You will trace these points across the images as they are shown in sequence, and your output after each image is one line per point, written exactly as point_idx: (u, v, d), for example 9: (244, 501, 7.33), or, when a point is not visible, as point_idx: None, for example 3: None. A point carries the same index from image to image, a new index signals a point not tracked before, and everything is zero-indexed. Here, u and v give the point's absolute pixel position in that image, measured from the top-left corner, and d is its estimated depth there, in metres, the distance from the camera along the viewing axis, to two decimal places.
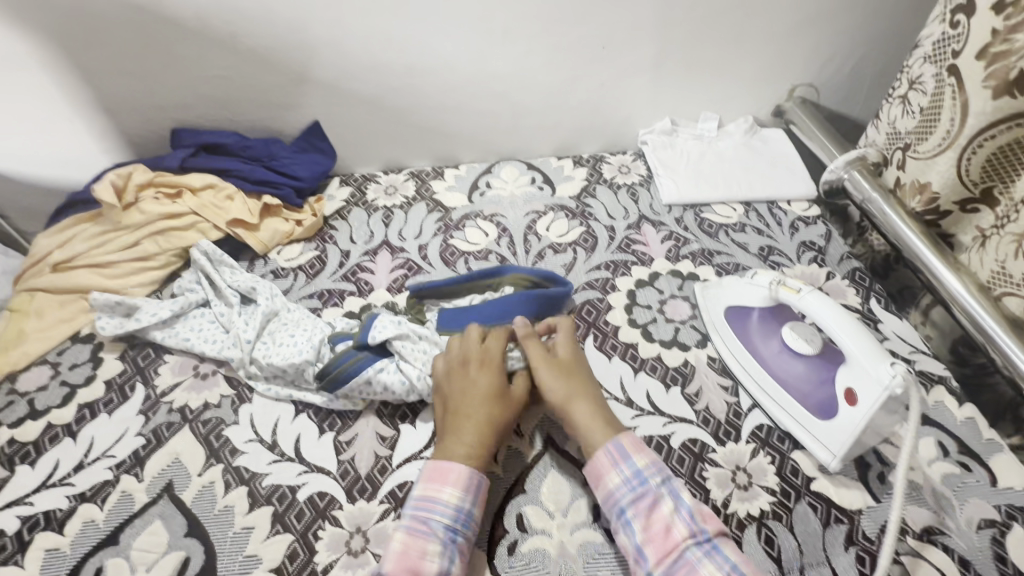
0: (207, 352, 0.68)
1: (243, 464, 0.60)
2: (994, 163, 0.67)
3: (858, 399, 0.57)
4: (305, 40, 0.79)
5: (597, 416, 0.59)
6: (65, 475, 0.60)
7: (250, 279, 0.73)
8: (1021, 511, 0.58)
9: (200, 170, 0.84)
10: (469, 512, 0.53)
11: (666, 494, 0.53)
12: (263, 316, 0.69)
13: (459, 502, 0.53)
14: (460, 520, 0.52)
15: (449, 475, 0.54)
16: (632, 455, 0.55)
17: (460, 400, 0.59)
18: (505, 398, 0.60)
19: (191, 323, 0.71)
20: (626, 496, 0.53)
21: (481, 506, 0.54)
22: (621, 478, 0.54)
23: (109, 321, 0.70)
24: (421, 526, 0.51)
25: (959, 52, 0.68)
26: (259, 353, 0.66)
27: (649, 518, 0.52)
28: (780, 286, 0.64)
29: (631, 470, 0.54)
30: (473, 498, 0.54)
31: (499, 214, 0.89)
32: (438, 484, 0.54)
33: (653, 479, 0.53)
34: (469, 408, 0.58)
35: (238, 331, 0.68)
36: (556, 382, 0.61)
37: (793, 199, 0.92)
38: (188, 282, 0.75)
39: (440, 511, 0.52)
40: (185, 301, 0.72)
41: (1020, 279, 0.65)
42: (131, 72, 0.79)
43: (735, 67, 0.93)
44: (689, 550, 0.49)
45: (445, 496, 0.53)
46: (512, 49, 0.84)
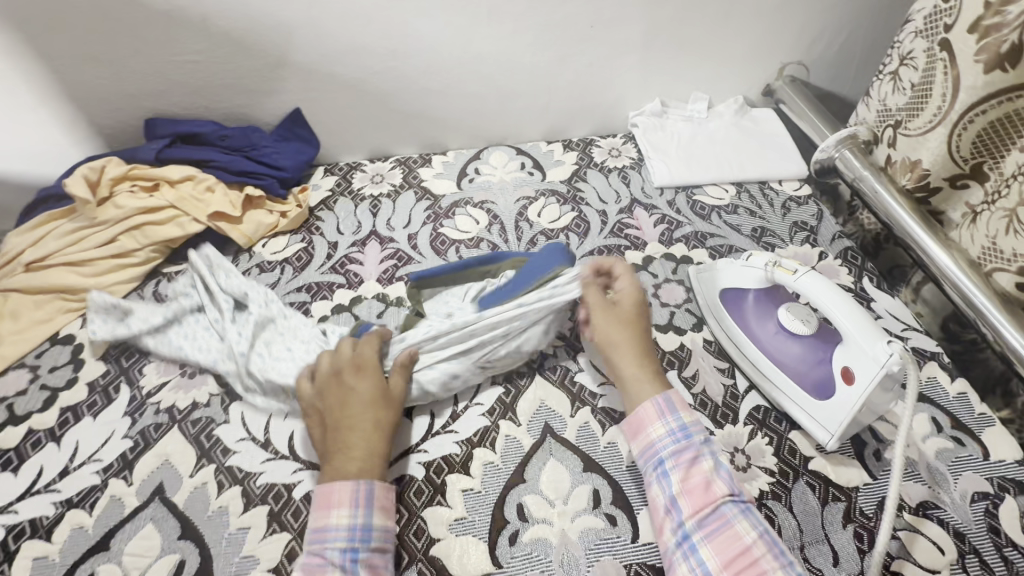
0: (200, 362, 0.65)
1: (236, 463, 0.59)
2: (985, 139, 0.67)
3: (855, 377, 0.57)
4: (281, 22, 0.76)
5: (646, 369, 0.60)
6: (50, 481, 0.58)
7: (244, 283, 0.70)
8: (1013, 482, 0.59)
9: (178, 161, 0.81)
10: (366, 524, 0.50)
11: (707, 453, 0.54)
12: (257, 323, 0.66)
13: (351, 519, 0.50)
14: (358, 537, 0.50)
15: (333, 498, 0.51)
16: (678, 410, 0.56)
17: (342, 409, 0.56)
18: (390, 401, 0.58)
19: (185, 330, 0.67)
20: (667, 447, 0.54)
21: (380, 513, 0.52)
22: (665, 430, 0.55)
23: (104, 325, 0.67)
24: (318, 559, 0.48)
25: (950, 26, 0.67)
26: (254, 366, 0.63)
27: (687, 471, 0.53)
28: (776, 268, 0.63)
29: (676, 423, 0.55)
30: (367, 508, 0.51)
31: (489, 200, 0.88)
32: (325, 510, 0.51)
33: (697, 436, 0.55)
34: (352, 416, 0.56)
35: (231, 343, 0.64)
36: (612, 331, 0.61)
37: (785, 179, 0.91)
38: (183, 286, 0.71)
39: (334, 536, 0.49)
40: (179, 306, 0.68)
41: (1011, 254, 0.65)
42: (98, 59, 0.76)
43: (725, 45, 0.92)
44: (726, 505, 0.50)
45: (333, 520, 0.50)
46: (497, 29, 0.82)
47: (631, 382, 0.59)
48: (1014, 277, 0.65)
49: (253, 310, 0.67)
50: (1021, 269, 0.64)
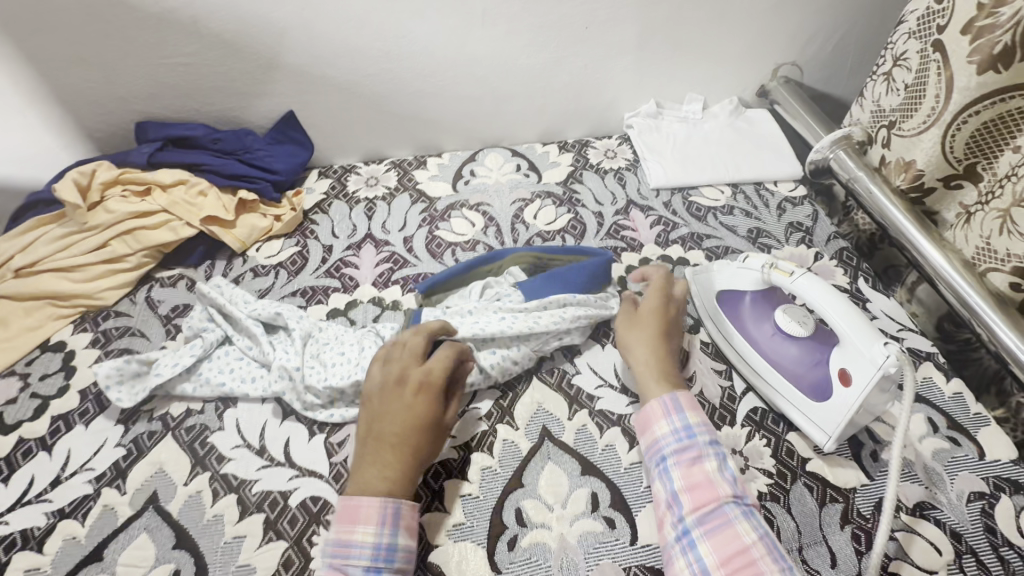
0: (249, 394, 0.63)
1: (231, 471, 0.58)
2: (979, 139, 0.68)
3: (852, 379, 0.57)
4: (274, 24, 0.75)
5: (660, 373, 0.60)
6: (41, 491, 0.57)
7: (272, 306, 0.68)
8: (1009, 482, 0.59)
9: (170, 165, 0.80)
10: (391, 544, 0.49)
11: (711, 453, 0.53)
12: (300, 338, 0.65)
13: (376, 538, 0.49)
14: (382, 557, 0.49)
15: (360, 513, 0.50)
16: (685, 409, 0.56)
17: (392, 425, 0.55)
18: (436, 430, 0.56)
19: (218, 364, 0.64)
20: (670, 445, 0.54)
21: (405, 533, 0.51)
22: (669, 428, 0.55)
23: (122, 390, 0.60)
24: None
25: (944, 27, 0.67)
26: (312, 378, 0.61)
27: (689, 469, 0.52)
28: (772, 270, 0.63)
29: (681, 422, 0.55)
30: (393, 528, 0.50)
31: (485, 203, 0.87)
32: (351, 525, 0.50)
33: (702, 436, 0.54)
34: (402, 437, 0.54)
35: (280, 361, 0.63)
36: (633, 334, 0.63)
37: (780, 180, 0.92)
38: (198, 320, 0.67)
39: (357, 553, 0.48)
40: (204, 342, 0.65)
41: (1005, 254, 0.66)
42: (88, 61, 0.75)
43: (720, 46, 0.92)
44: (728, 505, 0.49)
45: (358, 536, 0.49)
46: (492, 30, 0.81)
47: (645, 380, 0.60)
48: (1009, 277, 0.66)
49: (292, 326, 0.66)
50: (1015, 268, 0.65)
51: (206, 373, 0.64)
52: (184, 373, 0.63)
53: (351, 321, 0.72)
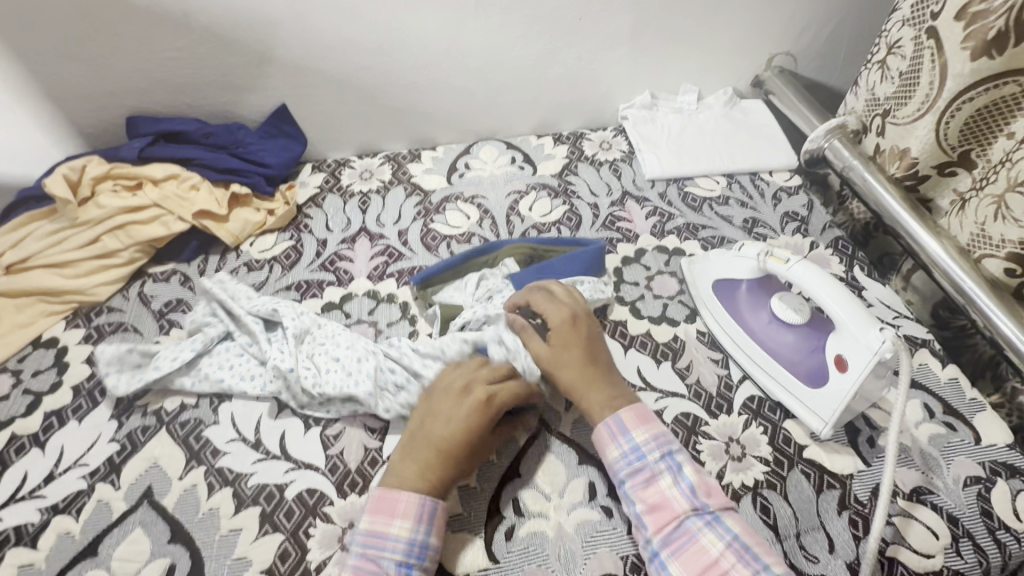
0: (247, 391, 0.62)
1: (227, 465, 0.58)
2: (973, 126, 0.68)
3: (848, 365, 0.57)
4: (265, 17, 0.74)
5: (604, 390, 0.57)
6: (34, 488, 0.56)
7: (269, 301, 0.67)
8: (1005, 466, 0.59)
9: (161, 160, 0.79)
10: (424, 542, 0.49)
11: (665, 469, 0.52)
12: (295, 337, 0.63)
13: (411, 534, 0.49)
14: (414, 553, 0.48)
15: (398, 506, 0.49)
16: (631, 429, 0.54)
17: (449, 430, 0.53)
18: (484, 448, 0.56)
19: (217, 360, 0.64)
20: (624, 469, 0.53)
21: (436, 532, 0.50)
22: (619, 453, 0.54)
23: (121, 377, 0.62)
24: (371, 566, 0.47)
25: (938, 14, 0.67)
26: (306, 381, 0.59)
27: (647, 490, 0.51)
28: (768, 257, 0.63)
29: (629, 444, 0.53)
30: (427, 526, 0.50)
31: (480, 195, 0.87)
32: (388, 517, 0.49)
33: (651, 454, 0.53)
34: (459, 444, 0.53)
35: (275, 361, 0.60)
36: (562, 368, 0.57)
37: (775, 170, 0.92)
38: (202, 314, 0.67)
39: (391, 546, 0.48)
40: (205, 337, 0.64)
41: (999, 240, 0.66)
42: (77, 56, 0.74)
43: (714, 36, 0.92)
44: (689, 521, 0.49)
45: (395, 530, 0.48)
46: (485, 21, 0.81)
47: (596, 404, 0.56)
48: (1003, 263, 0.66)
49: (287, 323, 0.64)
50: (1010, 254, 0.65)
51: (205, 369, 0.63)
52: (184, 368, 0.63)
53: (346, 315, 0.72)
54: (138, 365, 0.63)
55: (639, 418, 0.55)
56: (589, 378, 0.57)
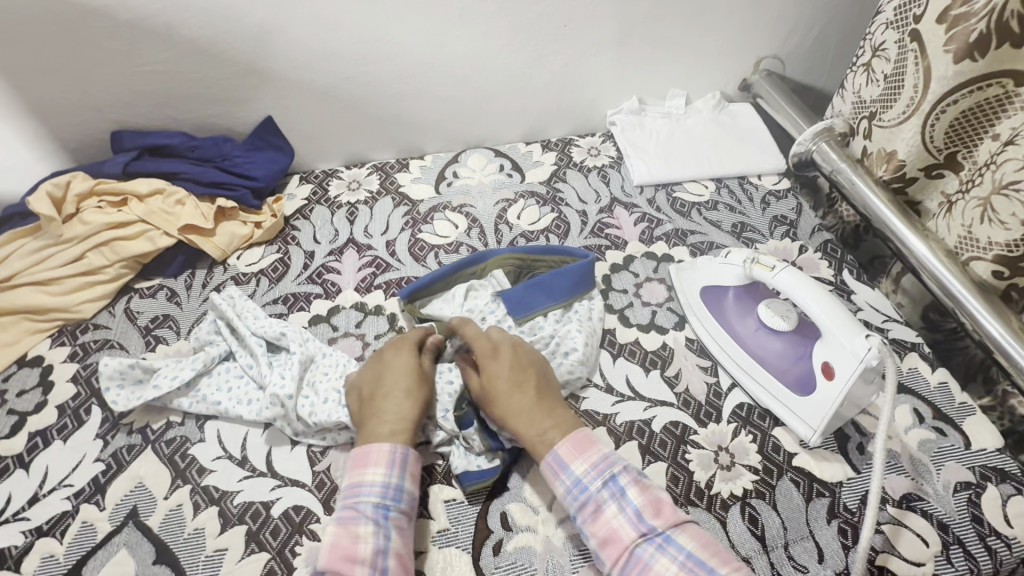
0: (243, 415, 0.61)
1: (212, 483, 0.58)
2: (957, 128, 0.68)
3: (835, 372, 0.57)
4: (249, 29, 0.74)
5: (535, 422, 0.56)
6: (18, 510, 0.56)
7: (277, 325, 0.66)
8: (996, 471, 0.59)
9: (147, 175, 0.79)
10: (399, 485, 0.52)
11: (609, 497, 0.51)
12: (299, 363, 0.62)
13: (385, 479, 0.52)
14: (390, 495, 0.51)
15: (370, 457, 0.53)
16: (570, 462, 0.53)
17: (386, 377, 0.59)
18: (423, 379, 0.59)
19: (216, 381, 0.63)
20: (572, 505, 0.52)
21: (411, 479, 0.53)
22: (564, 489, 0.53)
23: (121, 392, 0.62)
24: (352, 513, 0.50)
25: (920, 17, 0.67)
26: (303, 409, 0.59)
27: (595, 524, 0.51)
28: (753, 264, 0.63)
29: (571, 479, 0.53)
30: (401, 472, 0.53)
31: (468, 204, 0.87)
32: (362, 468, 0.53)
33: (593, 485, 0.52)
34: (397, 385, 0.58)
35: (273, 386, 0.60)
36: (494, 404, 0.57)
37: (763, 174, 0.91)
38: (206, 332, 0.67)
39: (367, 491, 0.51)
40: (206, 356, 0.64)
41: (986, 242, 0.66)
42: (59, 72, 0.74)
43: (701, 40, 0.91)
44: (640, 548, 0.48)
45: (369, 477, 0.52)
46: (470, 30, 0.81)
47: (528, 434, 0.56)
48: (991, 265, 0.66)
49: (293, 349, 0.64)
50: (998, 256, 0.65)
51: (203, 390, 0.63)
52: (183, 388, 0.63)
53: (333, 328, 0.72)
54: (138, 380, 0.63)
55: (578, 449, 0.54)
56: (519, 411, 0.56)
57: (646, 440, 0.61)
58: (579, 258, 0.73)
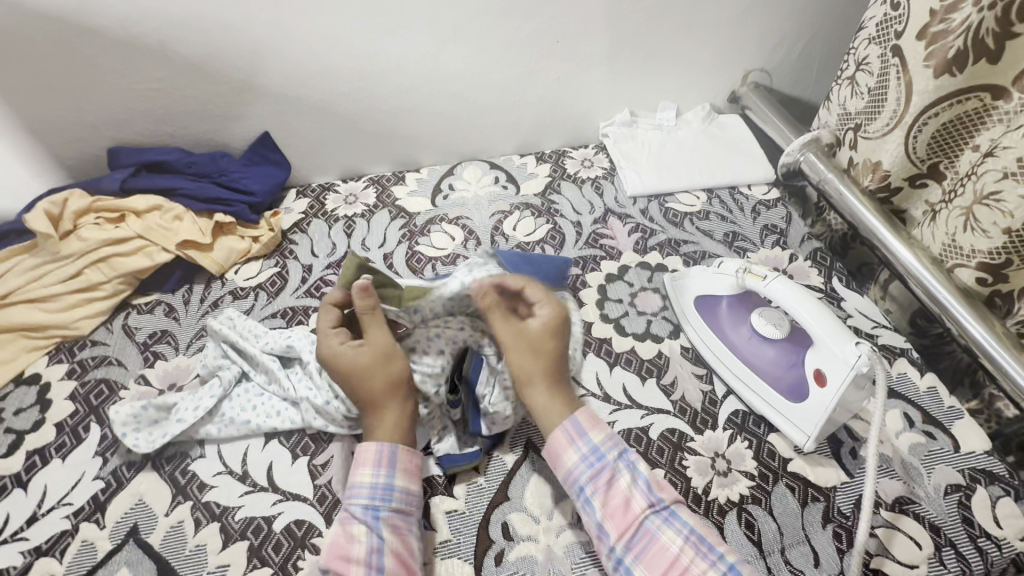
0: (246, 425, 0.62)
1: (213, 499, 0.58)
2: (939, 139, 0.70)
3: (827, 379, 0.59)
4: (245, 46, 0.75)
5: (558, 394, 0.58)
6: (16, 530, 0.56)
7: (283, 337, 0.66)
8: (984, 473, 0.60)
9: (144, 191, 0.79)
10: (387, 484, 0.53)
11: (623, 468, 0.53)
12: (315, 370, 0.62)
13: (374, 479, 0.53)
14: (379, 496, 0.52)
15: (359, 458, 0.54)
16: (588, 431, 0.55)
17: (346, 380, 0.57)
18: (382, 360, 0.58)
19: (239, 403, 0.63)
20: (584, 474, 0.53)
21: (402, 474, 0.54)
22: (578, 456, 0.54)
23: (139, 435, 0.61)
24: (348, 514, 0.52)
25: (901, 33, 0.69)
26: (342, 409, 0.60)
27: (606, 493, 0.52)
28: (746, 274, 0.64)
29: (587, 447, 0.54)
30: (389, 470, 0.53)
31: (464, 216, 0.88)
32: (354, 470, 0.54)
33: (609, 454, 0.54)
34: (361, 384, 0.57)
35: (305, 395, 0.61)
36: (521, 361, 0.58)
37: (753, 183, 0.93)
38: (213, 357, 0.67)
39: (359, 493, 0.52)
40: (222, 381, 0.64)
41: (970, 250, 0.68)
42: (56, 90, 0.74)
43: (691, 54, 0.94)
44: (649, 520, 0.50)
45: (360, 478, 0.53)
46: (465, 46, 0.82)
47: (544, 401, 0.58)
48: (975, 272, 0.68)
49: (305, 359, 0.63)
50: (981, 263, 0.67)
51: (228, 413, 0.62)
52: (206, 416, 0.62)
53: None
54: (154, 421, 0.62)
55: (593, 421, 0.56)
56: (546, 377, 0.58)
57: (644, 447, 0.62)
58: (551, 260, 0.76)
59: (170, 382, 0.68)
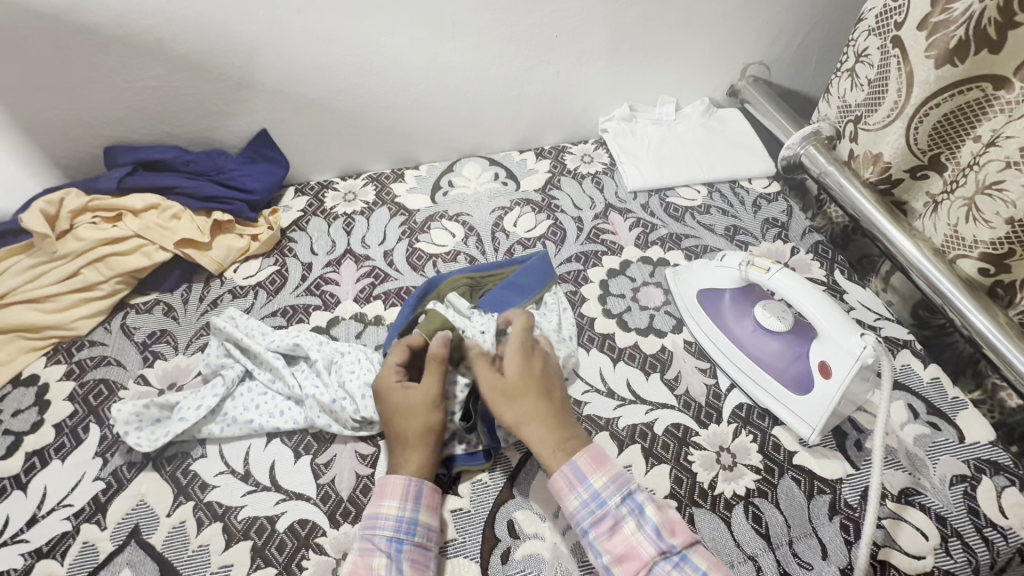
0: (247, 425, 0.61)
1: (216, 499, 0.57)
2: (941, 130, 0.70)
3: (832, 371, 0.58)
4: (240, 43, 0.74)
5: (551, 433, 0.55)
6: (17, 532, 0.55)
7: (289, 336, 0.66)
8: (990, 463, 0.60)
9: (141, 190, 0.78)
10: (413, 518, 0.52)
11: (627, 513, 0.51)
12: (323, 368, 0.63)
13: (399, 513, 0.52)
14: (403, 529, 0.52)
15: (386, 489, 0.54)
16: (588, 475, 0.53)
17: (386, 416, 0.58)
18: (433, 408, 0.57)
19: (241, 402, 0.63)
20: (586, 519, 0.51)
21: (426, 510, 0.53)
22: (579, 502, 0.52)
23: (141, 434, 0.60)
24: (368, 544, 0.51)
25: (901, 24, 0.69)
26: (347, 410, 0.60)
27: (611, 539, 0.50)
28: (749, 267, 0.64)
29: (588, 492, 0.52)
30: (415, 504, 0.53)
31: (464, 212, 0.87)
32: (379, 500, 0.53)
33: (611, 499, 0.52)
34: (396, 423, 0.57)
35: (311, 394, 0.61)
36: (501, 408, 0.57)
37: (754, 177, 0.93)
38: (215, 357, 0.66)
39: (383, 524, 0.52)
40: (225, 379, 0.63)
41: (972, 241, 0.67)
42: (51, 89, 0.73)
43: (690, 48, 0.93)
44: (658, 565, 0.49)
45: (385, 509, 0.52)
46: (463, 41, 0.82)
47: (541, 442, 0.55)
48: (977, 263, 0.68)
49: (313, 356, 0.64)
50: (983, 254, 0.67)
51: (231, 412, 0.62)
52: (209, 415, 0.61)
53: (334, 339, 0.71)
54: (156, 420, 0.62)
55: (596, 461, 0.54)
56: (539, 418, 0.56)
57: (649, 442, 0.62)
58: (520, 262, 0.76)
59: (170, 382, 0.67)
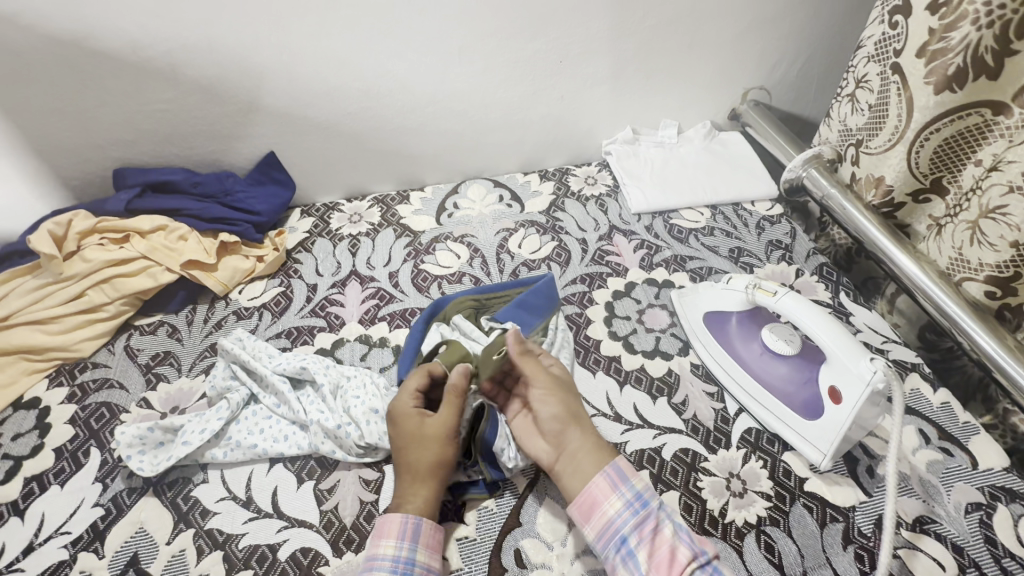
0: (249, 451, 0.60)
1: (217, 526, 0.56)
2: (941, 155, 0.70)
3: (842, 397, 0.58)
4: (250, 70, 0.76)
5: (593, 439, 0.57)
6: (13, 560, 0.54)
7: (296, 359, 0.66)
8: (1004, 490, 0.59)
9: (149, 212, 0.79)
10: (409, 558, 0.51)
11: (666, 517, 0.52)
12: (329, 393, 0.63)
13: (396, 552, 0.51)
14: (400, 570, 0.50)
15: (384, 527, 0.52)
16: (631, 477, 0.54)
17: (399, 448, 0.56)
18: (448, 442, 0.56)
19: (246, 426, 0.62)
20: (629, 521, 0.51)
21: (424, 550, 0.52)
22: (621, 502, 0.52)
23: (144, 458, 0.59)
24: None
25: (900, 51, 0.70)
26: (352, 436, 0.59)
27: (652, 544, 0.50)
28: (756, 290, 0.64)
29: (631, 492, 0.53)
30: (412, 543, 0.52)
31: (469, 234, 0.88)
32: (377, 539, 0.52)
33: (653, 501, 0.53)
34: (408, 457, 0.55)
35: (316, 419, 0.61)
36: (551, 407, 0.58)
37: (757, 199, 0.94)
38: (222, 378, 0.66)
39: (379, 565, 0.50)
40: (230, 403, 0.62)
41: (978, 264, 0.68)
42: (63, 112, 0.74)
43: (692, 72, 0.95)
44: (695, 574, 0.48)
45: (381, 550, 0.51)
46: (468, 67, 0.83)
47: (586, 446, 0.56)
48: (983, 286, 0.68)
49: (320, 380, 0.64)
50: (988, 277, 0.67)
51: (235, 437, 0.61)
52: (212, 439, 0.61)
53: (338, 361, 0.71)
54: (159, 443, 0.61)
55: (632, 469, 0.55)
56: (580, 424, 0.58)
57: (657, 468, 0.61)
58: (526, 285, 0.76)
59: (172, 405, 0.66)
